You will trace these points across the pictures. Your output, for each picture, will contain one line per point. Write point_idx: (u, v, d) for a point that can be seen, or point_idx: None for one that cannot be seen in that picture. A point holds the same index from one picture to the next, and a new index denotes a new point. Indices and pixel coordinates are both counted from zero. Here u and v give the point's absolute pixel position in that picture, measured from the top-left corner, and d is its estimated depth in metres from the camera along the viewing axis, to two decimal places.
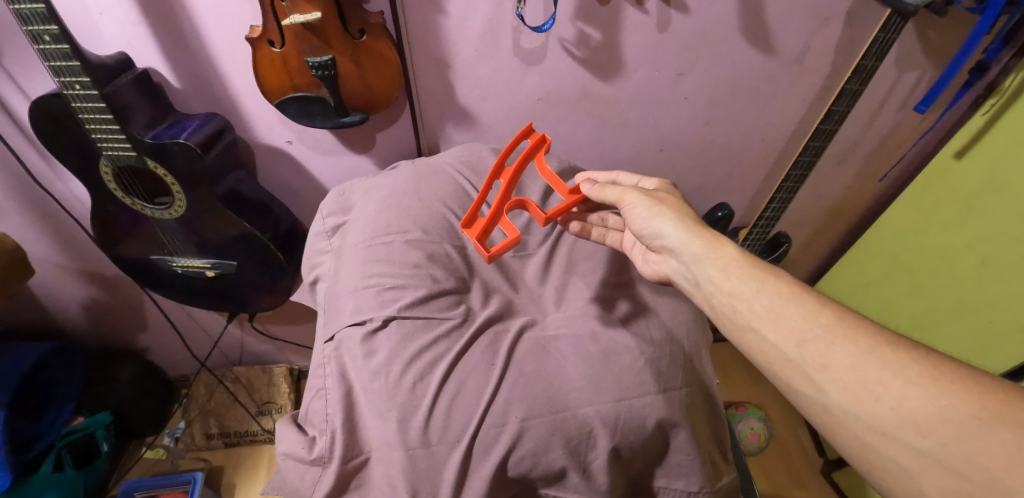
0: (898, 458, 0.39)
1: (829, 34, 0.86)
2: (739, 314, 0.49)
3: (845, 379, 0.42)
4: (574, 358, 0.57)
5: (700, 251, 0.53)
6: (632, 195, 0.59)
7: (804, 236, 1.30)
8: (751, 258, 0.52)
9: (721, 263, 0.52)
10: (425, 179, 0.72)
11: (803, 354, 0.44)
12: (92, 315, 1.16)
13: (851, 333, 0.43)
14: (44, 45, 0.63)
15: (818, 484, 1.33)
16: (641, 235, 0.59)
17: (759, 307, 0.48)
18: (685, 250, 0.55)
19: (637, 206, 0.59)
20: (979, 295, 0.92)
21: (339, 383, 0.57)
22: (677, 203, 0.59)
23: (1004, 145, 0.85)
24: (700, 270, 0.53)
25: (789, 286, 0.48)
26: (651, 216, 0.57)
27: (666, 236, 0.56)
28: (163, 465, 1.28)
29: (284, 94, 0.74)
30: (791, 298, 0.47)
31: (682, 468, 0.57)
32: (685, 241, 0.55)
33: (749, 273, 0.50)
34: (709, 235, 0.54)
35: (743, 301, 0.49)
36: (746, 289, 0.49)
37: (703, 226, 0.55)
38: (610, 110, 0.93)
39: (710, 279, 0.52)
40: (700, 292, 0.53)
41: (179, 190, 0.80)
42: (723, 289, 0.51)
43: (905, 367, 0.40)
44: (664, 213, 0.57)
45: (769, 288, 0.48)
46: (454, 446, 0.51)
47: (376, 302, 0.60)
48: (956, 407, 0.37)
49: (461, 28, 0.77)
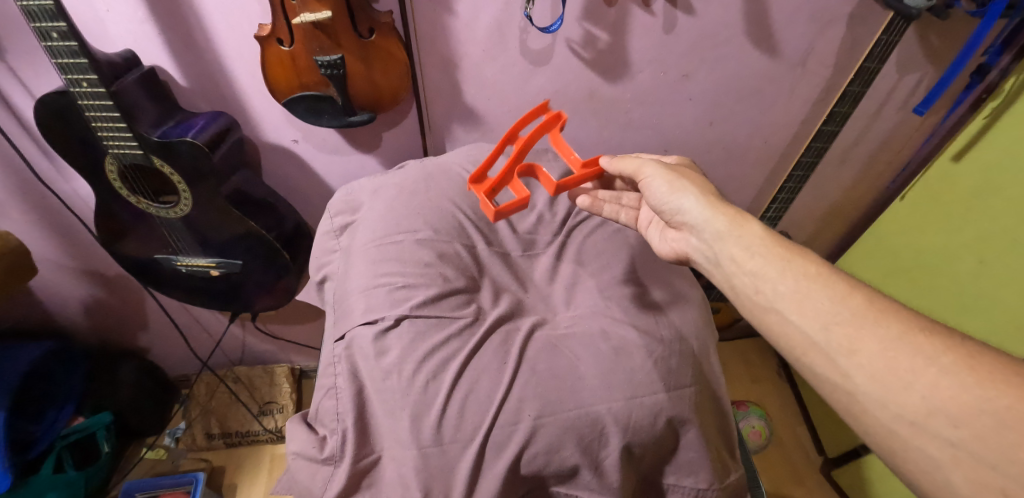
0: (928, 449, 0.39)
1: (832, 36, 0.86)
2: (763, 294, 0.50)
3: (874, 366, 0.42)
4: (586, 357, 0.57)
5: (723, 229, 0.54)
6: (651, 168, 0.61)
7: (805, 235, 1.31)
8: (777, 237, 0.52)
9: (745, 242, 0.52)
10: (433, 178, 0.72)
11: (828, 336, 0.45)
12: (93, 314, 1.16)
13: (883, 318, 0.44)
14: (52, 42, 0.63)
15: (817, 482, 1.34)
16: (661, 211, 0.60)
17: (784, 287, 0.49)
18: (708, 228, 0.55)
19: (655, 180, 0.60)
20: (977, 292, 0.93)
21: (350, 382, 0.57)
22: (699, 179, 0.60)
23: (1000, 147, 0.87)
24: (722, 248, 0.54)
25: (818, 268, 0.49)
26: (673, 192, 0.58)
27: (688, 212, 0.57)
28: (166, 466, 1.28)
29: (291, 93, 0.74)
30: (818, 281, 0.48)
31: (692, 465, 0.57)
32: (708, 218, 0.55)
33: (775, 252, 0.51)
34: (733, 213, 0.54)
35: (767, 281, 0.50)
36: (770, 269, 0.50)
37: (726, 203, 0.56)
38: (615, 111, 0.93)
39: (733, 258, 0.53)
40: (721, 271, 0.55)
41: (185, 189, 0.80)
42: (746, 268, 0.52)
43: (939, 355, 0.40)
44: (687, 189, 0.58)
45: (796, 270, 0.49)
46: (467, 444, 0.52)
47: (388, 301, 0.60)
48: (992, 399, 0.37)
49: (469, 28, 0.77)
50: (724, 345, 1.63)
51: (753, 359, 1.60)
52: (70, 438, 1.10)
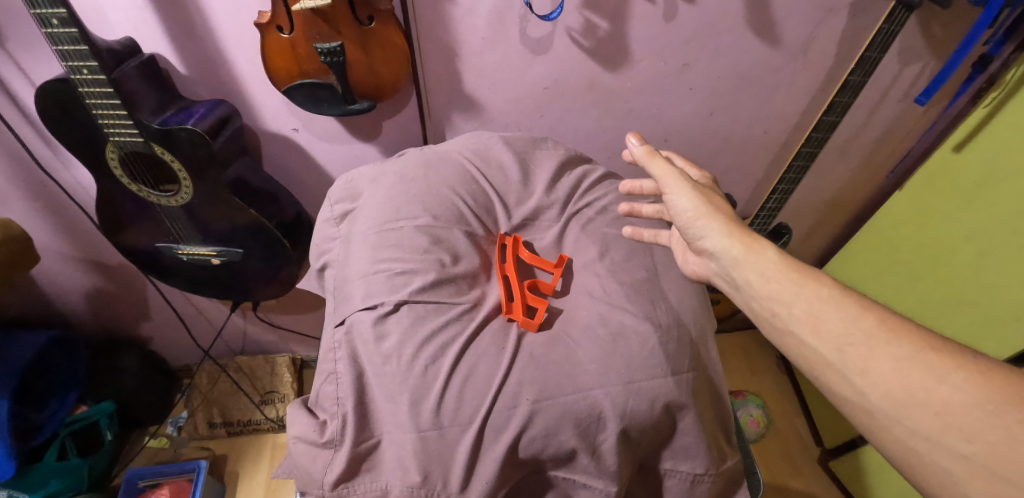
0: (944, 464, 0.38)
1: (834, 25, 0.86)
2: (778, 316, 0.49)
3: (887, 385, 0.41)
4: (584, 342, 0.57)
5: (739, 256, 0.52)
6: (674, 182, 0.58)
7: (805, 226, 1.31)
8: (793, 262, 0.51)
9: (760, 269, 0.51)
10: (434, 165, 0.72)
11: (842, 358, 0.44)
12: (95, 304, 1.16)
13: (895, 337, 0.43)
14: (52, 29, 0.63)
15: (815, 472, 1.36)
16: (684, 233, 0.58)
17: (798, 311, 0.47)
18: (725, 254, 0.54)
19: (679, 200, 0.57)
20: (975, 284, 0.93)
21: (350, 367, 0.58)
22: (720, 204, 0.57)
23: (1002, 138, 0.86)
24: (738, 275, 0.52)
25: (831, 289, 0.47)
26: (695, 216, 0.56)
27: (708, 239, 0.55)
28: (167, 454, 1.29)
29: (292, 81, 0.74)
30: (831, 302, 0.46)
31: (688, 450, 0.58)
32: (724, 246, 0.54)
33: (790, 277, 0.49)
34: (750, 239, 0.53)
35: (782, 305, 0.48)
36: (786, 293, 0.48)
37: (743, 229, 0.54)
38: (615, 100, 0.93)
39: (749, 285, 0.51)
40: (740, 296, 0.53)
41: (186, 177, 0.80)
42: (762, 294, 0.50)
43: (950, 373, 0.40)
44: (706, 213, 0.56)
45: (809, 292, 0.47)
46: (466, 428, 0.52)
47: (387, 287, 0.60)
48: (1003, 414, 0.37)
49: (469, 16, 0.77)
50: (723, 337, 1.64)
51: (752, 350, 1.61)
52: (73, 427, 1.11)
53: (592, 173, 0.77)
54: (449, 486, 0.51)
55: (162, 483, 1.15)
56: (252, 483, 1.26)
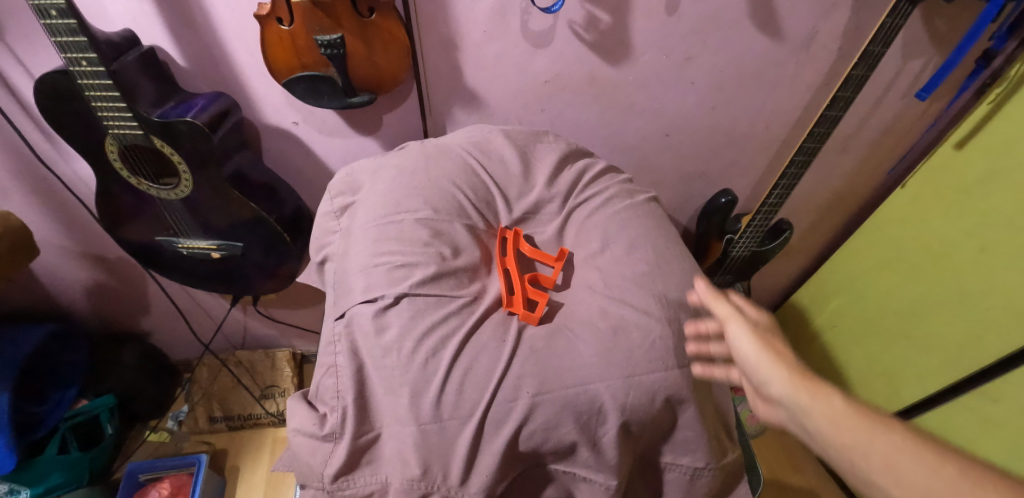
0: None
1: (837, 19, 0.86)
2: (859, 472, 0.43)
3: None
4: (585, 336, 0.57)
5: (806, 404, 0.47)
6: (736, 324, 0.54)
7: (806, 222, 1.30)
8: (869, 412, 0.45)
9: (832, 420, 0.45)
10: (434, 159, 0.72)
11: None
12: (95, 298, 1.16)
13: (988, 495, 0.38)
14: (51, 19, 0.62)
15: (814, 468, 1.37)
16: (752, 382, 0.53)
17: (875, 460, 0.42)
18: (792, 402, 0.48)
19: (742, 340, 0.53)
20: (981, 282, 0.93)
21: (350, 361, 0.57)
22: (787, 350, 0.52)
23: (1005, 135, 0.86)
24: (811, 425, 0.47)
25: (904, 437, 0.43)
26: (758, 360, 0.51)
27: (774, 385, 0.50)
28: (169, 448, 1.30)
29: (291, 73, 0.73)
30: (909, 449, 0.42)
31: (688, 444, 0.58)
32: (791, 392, 0.48)
33: (863, 425, 0.44)
34: (819, 387, 0.48)
35: (861, 456, 0.43)
36: (860, 442, 0.44)
37: (814, 379, 0.49)
38: (616, 94, 0.92)
39: (823, 436, 0.46)
40: (814, 446, 0.47)
41: (186, 170, 0.80)
42: (837, 447, 0.45)
43: None
44: (771, 358, 0.51)
45: (885, 441, 0.43)
46: (466, 421, 0.52)
47: (387, 280, 0.60)
48: None
49: (470, 8, 0.76)
50: None
51: None
52: (73, 421, 1.11)
53: (593, 167, 0.77)
54: (449, 479, 0.51)
55: (163, 476, 1.15)
56: (253, 477, 1.26)
